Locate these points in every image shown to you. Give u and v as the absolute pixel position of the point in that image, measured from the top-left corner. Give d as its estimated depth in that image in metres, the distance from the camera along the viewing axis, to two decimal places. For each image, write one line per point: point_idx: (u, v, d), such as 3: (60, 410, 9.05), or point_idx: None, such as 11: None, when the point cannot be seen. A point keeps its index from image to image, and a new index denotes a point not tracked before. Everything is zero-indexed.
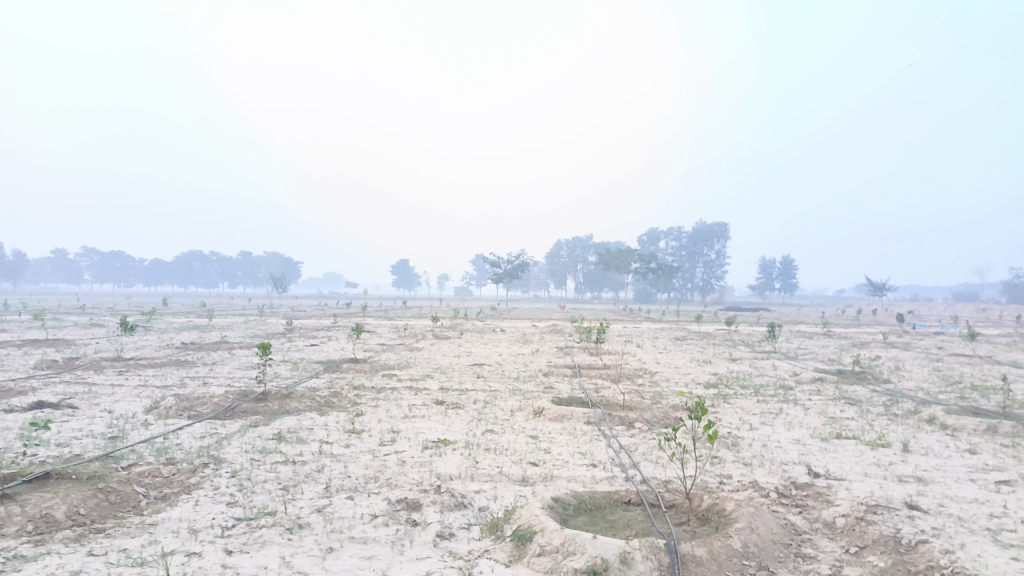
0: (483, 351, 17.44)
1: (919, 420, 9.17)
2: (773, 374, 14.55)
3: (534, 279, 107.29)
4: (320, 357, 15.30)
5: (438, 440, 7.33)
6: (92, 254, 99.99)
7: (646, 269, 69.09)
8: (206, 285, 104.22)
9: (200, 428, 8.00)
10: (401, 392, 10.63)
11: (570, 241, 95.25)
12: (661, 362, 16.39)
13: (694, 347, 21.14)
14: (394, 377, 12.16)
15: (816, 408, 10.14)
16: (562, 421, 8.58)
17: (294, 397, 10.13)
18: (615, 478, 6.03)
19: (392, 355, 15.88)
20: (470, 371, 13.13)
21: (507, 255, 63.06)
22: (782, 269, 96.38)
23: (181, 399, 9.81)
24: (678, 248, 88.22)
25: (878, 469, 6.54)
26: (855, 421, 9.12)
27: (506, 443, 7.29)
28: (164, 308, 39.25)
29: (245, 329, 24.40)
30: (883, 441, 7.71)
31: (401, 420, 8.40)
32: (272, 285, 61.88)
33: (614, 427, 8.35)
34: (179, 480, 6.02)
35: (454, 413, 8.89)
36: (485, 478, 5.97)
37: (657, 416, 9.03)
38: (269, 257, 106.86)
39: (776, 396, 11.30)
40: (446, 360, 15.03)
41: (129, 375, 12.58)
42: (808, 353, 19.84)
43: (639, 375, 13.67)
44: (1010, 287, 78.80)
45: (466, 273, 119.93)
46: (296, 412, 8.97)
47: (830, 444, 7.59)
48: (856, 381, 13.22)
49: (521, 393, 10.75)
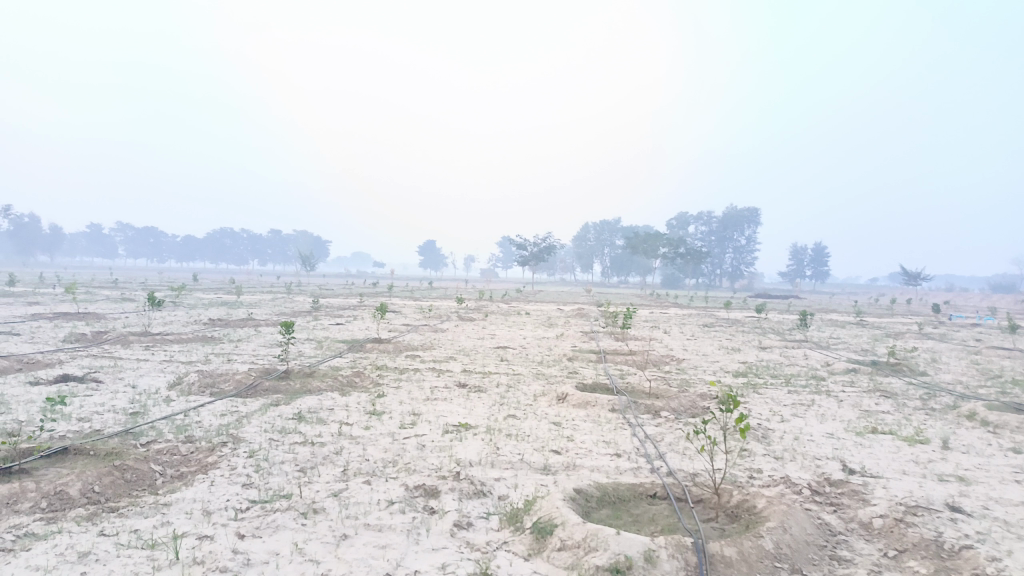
0: (507, 333, 17.28)
1: (959, 416, 8.82)
2: (804, 364, 14.19)
3: (561, 262, 106.88)
4: (344, 335, 15.28)
5: (459, 424, 7.19)
6: (127, 229, 101.74)
7: (675, 254, 68.29)
8: (236, 262, 105.54)
9: (221, 406, 7.95)
10: (424, 373, 10.52)
11: (598, 224, 94.54)
12: (689, 349, 16.10)
13: (722, 334, 20.79)
14: (417, 358, 12.07)
15: (849, 400, 9.82)
16: (586, 408, 8.40)
17: (316, 376, 10.08)
18: (640, 469, 5.83)
19: (416, 335, 15.82)
20: (494, 354, 13.00)
21: (533, 238, 62.72)
22: (814, 257, 94.75)
23: (205, 375, 9.80)
24: (707, 233, 87.13)
25: (917, 466, 6.26)
26: (891, 415, 8.79)
27: (529, 429, 7.11)
28: (193, 283, 39.73)
29: (272, 307, 24.51)
30: (921, 437, 7.40)
31: (423, 402, 8.28)
32: (300, 263, 62.27)
33: (640, 415, 8.14)
34: (196, 458, 5.94)
35: (476, 397, 8.75)
36: (506, 466, 5.81)
37: (684, 405, 8.79)
38: (299, 235, 107.74)
39: (807, 387, 10.98)
40: (470, 342, 14.89)
41: (154, 350, 12.65)
42: (840, 342, 19.38)
43: (667, 362, 13.41)
44: None
45: (493, 256, 119.92)
46: (318, 391, 8.91)
47: (865, 439, 7.30)
48: (891, 373, 12.83)
49: (545, 377, 10.59)
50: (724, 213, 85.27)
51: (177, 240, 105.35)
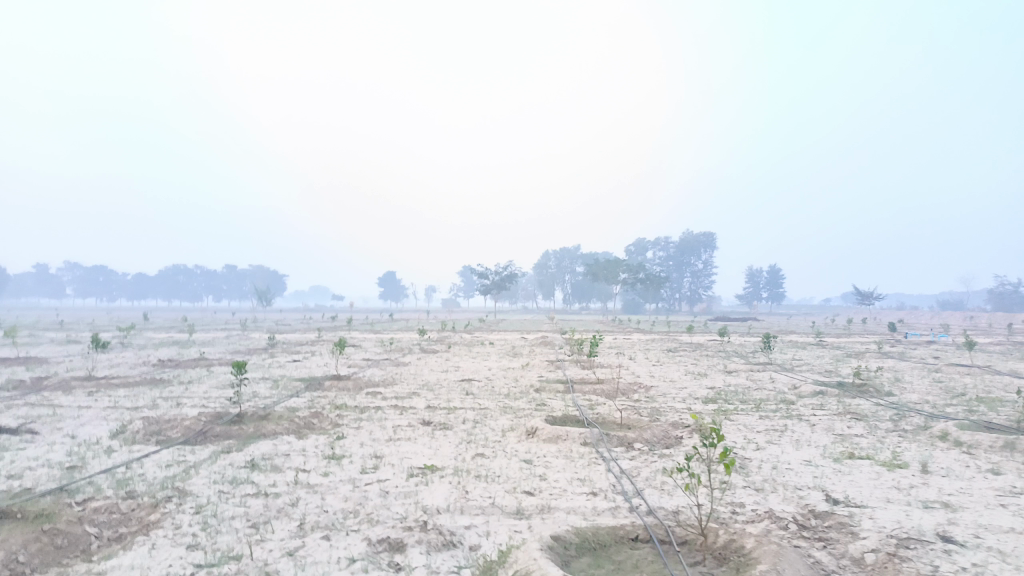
0: (471, 365, 16.85)
1: (931, 437, 8.72)
2: (772, 388, 14.08)
3: (522, 290, 106.82)
4: (302, 373, 14.70)
5: (425, 466, 6.79)
6: (75, 268, 98.68)
7: (635, 279, 68.76)
8: (191, 299, 103.08)
9: (167, 455, 7.41)
10: (386, 411, 10.06)
11: (558, 252, 94.89)
12: (656, 376, 15.90)
13: (688, 359, 20.70)
14: (379, 395, 11.61)
15: (822, 425, 9.66)
16: (557, 443, 8.06)
17: (272, 418, 9.55)
18: (618, 509, 5.52)
19: (377, 371, 15.31)
20: (459, 388, 12.58)
21: (495, 267, 62.44)
22: (769, 278, 96.47)
23: (150, 422, 9.19)
24: (666, 258, 88.14)
25: (900, 493, 6.06)
26: (866, 439, 8.64)
27: (499, 469, 6.75)
28: (144, 323, 38.42)
29: (226, 345, 23.68)
30: (898, 462, 7.24)
31: (385, 443, 7.84)
32: (256, 299, 60.96)
33: (613, 449, 7.84)
34: (137, 517, 5.44)
35: (442, 435, 8.35)
36: (477, 511, 5.44)
37: (658, 436, 8.51)
38: (255, 270, 105.77)
39: (778, 412, 10.83)
40: (434, 376, 14.44)
41: (98, 395, 11.93)
42: (804, 364, 19.42)
43: (635, 390, 13.16)
44: (995, 294, 79.12)
45: (454, 286, 119.41)
46: (273, 435, 8.41)
47: (844, 466, 7.10)
48: (859, 395, 12.78)
49: (513, 411, 10.23)
50: (681, 238, 86.43)
51: (129, 278, 102.63)
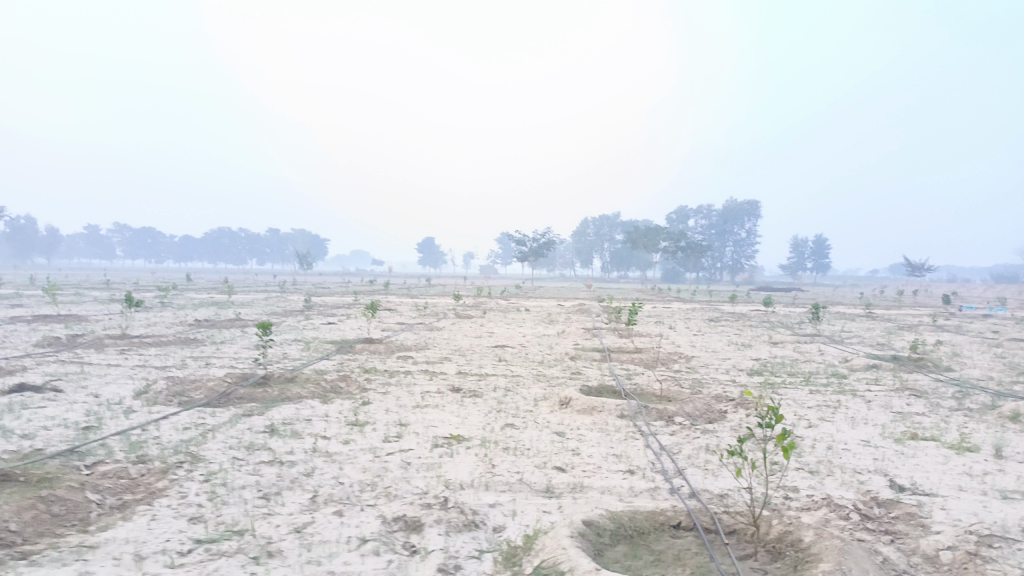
0: (506, 331, 16.44)
1: (1000, 417, 8.01)
2: (821, 361, 13.36)
3: (561, 257, 106.20)
4: (334, 336, 14.45)
5: (450, 436, 6.40)
6: (124, 229, 100.99)
7: (676, 248, 67.41)
8: (234, 262, 104.92)
9: (185, 418, 7.14)
10: (415, 376, 9.72)
11: (597, 220, 93.78)
12: (697, 345, 15.29)
13: (730, 329, 19.99)
14: (410, 360, 11.26)
15: (878, 401, 9.00)
16: (592, 414, 7.60)
17: (298, 381, 9.28)
18: (658, 491, 5.05)
19: (410, 334, 14.99)
20: (492, 354, 12.19)
21: (532, 233, 61.72)
22: (814, 249, 93.93)
23: (175, 383, 8.97)
24: (707, 227, 86.42)
25: (973, 480, 5.44)
26: (927, 417, 7.99)
27: (529, 441, 6.30)
28: (186, 284, 38.93)
29: (262, 306, 23.71)
30: (969, 444, 6.59)
31: (411, 410, 7.46)
32: (297, 263, 61.54)
33: (652, 422, 7.34)
34: (145, 484, 5.14)
35: (471, 403, 7.95)
36: (503, 488, 5.01)
37: (700, 410, 7.98)
38: (297, 234, 106.87)
39: (829, 386, 10.18)
40: (467, 341, 14.06)
41: (129, 354, 11.81)
42: (854, 336, 18.59)
43: (676, 361, 12.59)
44: None
45: (493, 252, 119.23)
46: (296, 399, 8.11)
47: (906, 448, 6.49)
48: (916, 370, 12.01)
49: (547, 379, 9.79)
50: (724, 206, 84.50)
51: (176, 240, 104.96)
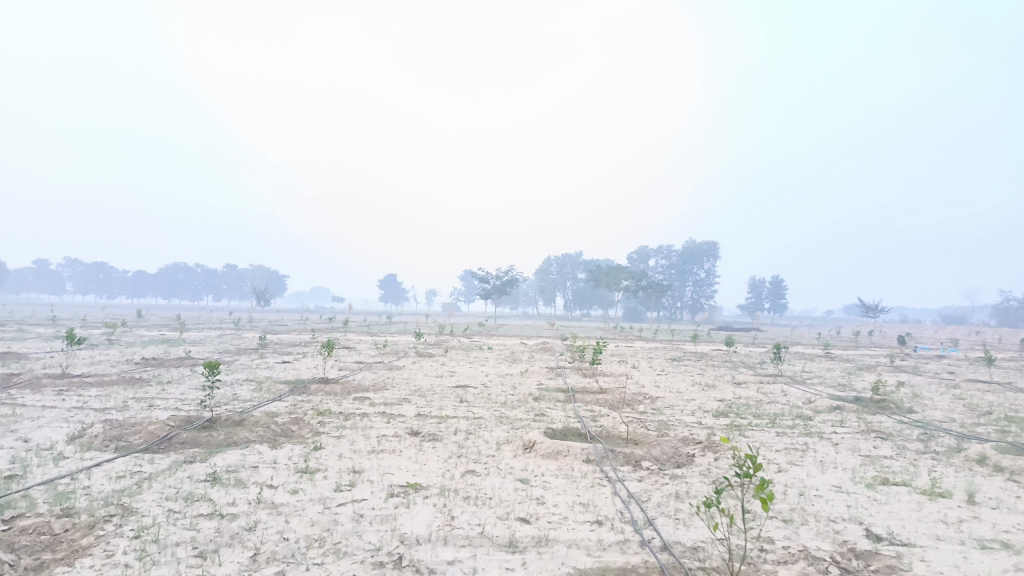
0: (468, 371, 16.07)
1: (968, 461, 7.91)
2: (785, 401, 13.28)
3: (523, 296, 106.24)
4: (289, 376, 13.90)
5: (407, 484, 6.03)
6: (75, 264, 98.09)
7: (637, 287, 67.95)
8: (190, 298, 102.50)
9: (121, 465, 6.63)
10: (372, 419, 9.30)
11: (560, 259, 94.24)
12: (662, 386, 15.11)
13: (693, 369, 19.92)
14: (367, 401, 10.81)
15: (846, 444, 8.87)
16: (557, 459, 7.30)
17: (247, 424, 8.78)
18: (627, 544, 4.75)
19: (369, 374, 14.52)
20: (453, 395, 11.81)
21: (495, 271, 61.57)
22: (771, 289, 95.66)
23: (113, 426, 8.40)
24: (668, 267, 87.49)
25: (950, 529, 5.25)
26: (895, 461, 7.85)
27: (491, 490, 5.96)
28: (137, 319, 37.68)
29: (216, 344, 22.92)
30: (941, 489, 6.44)
31: (367, 456, 7.07)
32: (255, 300, 60.29)
33: (619, 468, 7.06)
34: (68, 540, 4.66)
35: (430, 447, 7.58)
36: (462, 543, 4.66)
37: (667, 453, 7.73)
38: (256, 270, 105.08)
39: (795, 428, 10.05)
40: (427, 381, 13.65)
41: (67, 395, 11.12)
42: (815, 377, 18.69)
43: (641, 402, 12.36)
44: (1000, 309, 78.38)
45: (455, 290, 118.74)
46: (244, 444, 7.63)
47: (879, 494, 6.32)
48: (879, 411, 11.98)
49: (510, 421, 9.46)
50: (684, 247, 85.78)
51: (130, 275, 102.32)
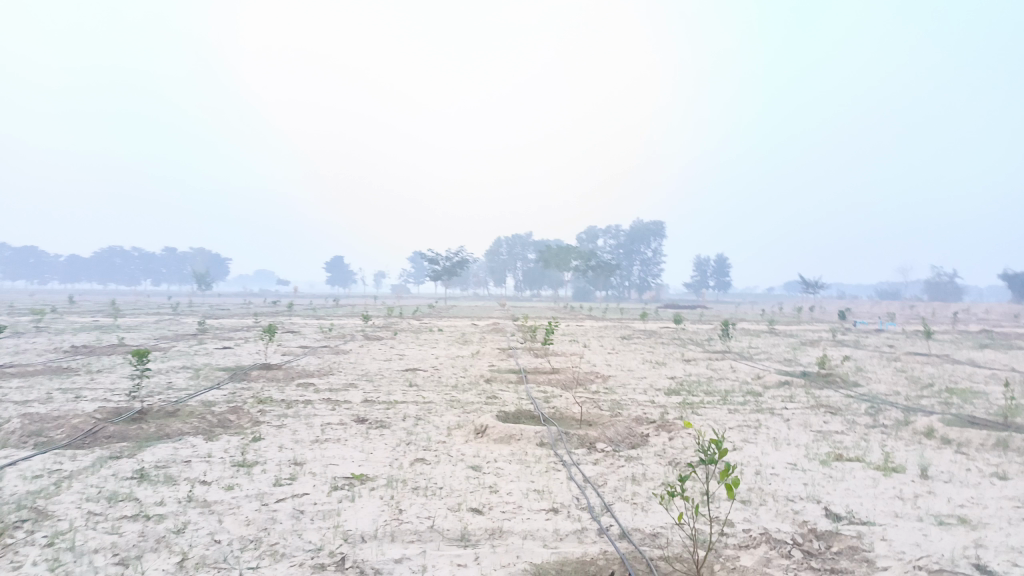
0: (417, 353, 15.69)
1: (916, 434, 7.97)
2: (735, 378, 13.34)
3: (473, 276, 105.78)
4: (229, 363, 13.30)
5: (352, 476, 5.70)
6: (1, 249, 93.34)
7: (586, 267, 68.26)
8: (127, 283, 98.80)
9: (39, 464, 6.10)
10: (316, 406, 8.89)
11: (509, 239, 93.90)
12: (613, 365, 15.01)
13: (643, 346, 19.95)
14: (311, 387, 10.37)
15: (797, 420, 8.88)
16: (509, 444, 7.06)
17: (182, 415, 8.28)
18: (585, 533, 4.53)
19: (313, 359, 14.02)
20: (402, 379, 11.47)
21: (444, 253, 60.88)
22: (716, 267, 97.45)
23: (32, 421, 7.78)
24: (616, 246, 88.18)
25: (907, 506, 5.19)
26: (847, 436, 7.86)
27: (441, 479, 5.68)
28: (68, 306, 35.84)
29: (151, 330, 21.94)
30: (893, 464, 6.43)
31: (310, 446, 6.69)
32: (196, 285, 58.41)
33: (573, 451, 6.86)
34: None
35: (376, 435, 7.24)
36: (411, 539, 4.37)
37: (622, 434, 7.56)
38: (197, 253, 101.86)
39: (747, 405, 10.04)
40: (374, 365, 13.24)
41: None
42: (762, 352, 18.94)
43: (593, 381, 12.22)
44: (931, 284, 81.58)
45: (404, 272, 117.47)
46: (177, 436, 7.15)
47: (834, 470, 6.27)
48: (826, 386, 12.12)
49: (460, 405, 9.18)
50: (632, 226, 86.53)
51: (62, 260, 98.14)
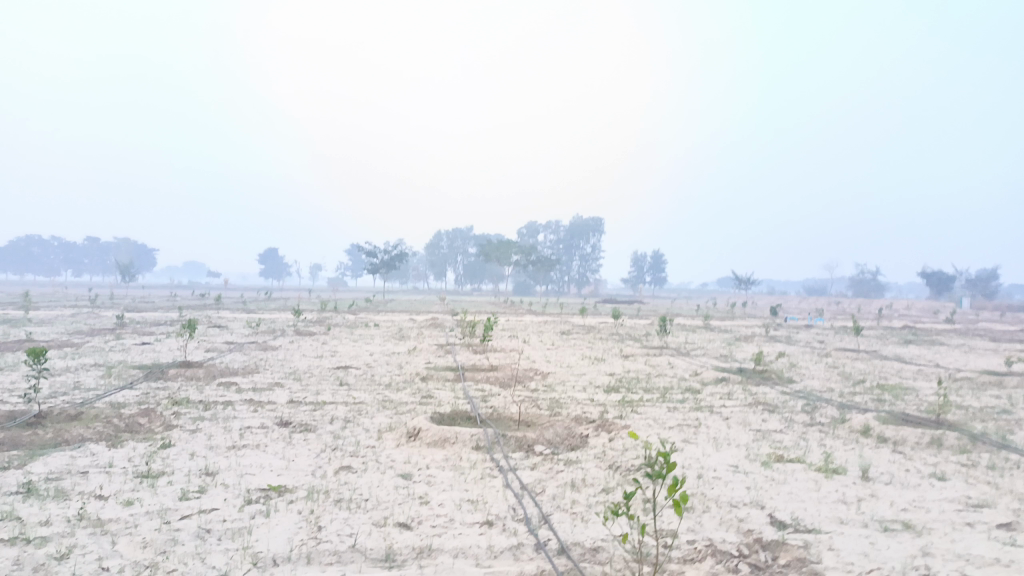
0: (351, 350, 15.10)
1: (852, 433, 7.95)
2: (673, 374, 13.29)
3: (412, 270, 104.50)
4: (145, 360, 12.46)
5: (268, 487, 5.22)
6: None
7: (526, 261, 68.17)
8: (45, 273, 93.76)
9: None
10: (237, 407, 8.32)
11: (450, 233, 93.06)
12: (553, 361, 14.77)
13: (582, 342, 19.84)
14: (234, 387, 9.75)
15: (736, 418, 8.78)
16: (443, 448, 6.69)
17: (86, 419, 7.60)
18: (521, 549, 4.19)
19: (239, 356, 13.31)
20: (332, 377, 10.94)
21: (383, 245, 59.73)
22: (652, 263, 98.96)
23: None
24: (556, 242, 88.52)
25: (851, 511, 5.05)
26: (786, 436, 7.78)
27: (367, 488, 5.26)
28: None
29: (65, 324, 20.59)
30: (834, 466, 6.33)
31: (225, 453, 6.17)
32: (119, 276, 55.65)
33: (510, 454, 6.54)
34: None
35: (300, 440, 6.74)
36: (329, 561, 3.95)
37: (561, 436, 7.26)
38: (122, 243, 97.36)
39: (687, 402, 9.92)
40: (304, 363, 12.62)
41: None
42: (699, 348, 19.06)
43: (532, 379, 11.92)
44: (855, 280, 84.76)
45: (341, 264, 115.16)
46: (76, 444, 6.50)
47: (776, 472, 6.12)
48: (763, 382, 12.16)
49: (393, 405, 8.74)
50: (572, 221, 86.94)
51: None
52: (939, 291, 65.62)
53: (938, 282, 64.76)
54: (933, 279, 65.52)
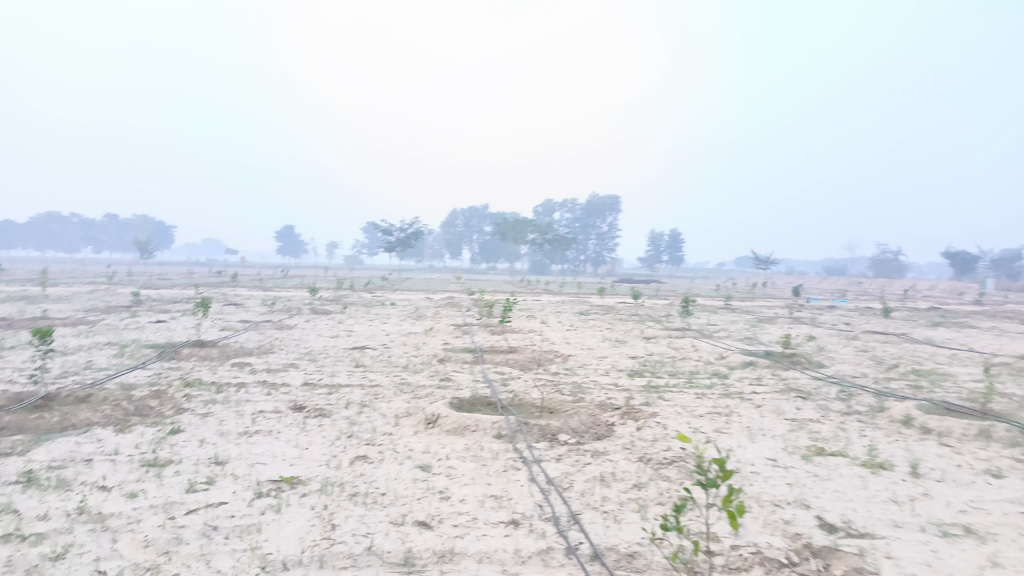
0: (366, 330, 14.81)
1: (893, 423, 7.53)
2: (698, 358, 12.88)
3: (429, 248, 104.25)
4: (159, 339, 12.23)
5: (280, 479, 4.92)
6: None
7: (543, 239, 67.51)
8: (65, 249, 94.47)
9: None
10: (250, 390, 8.04)
11: (466, 211, 92.55)
12: (573, 343, 14.39)
13: (603, 323, 19.44)
14: (247, 368, 9.48)
15: (768, 406, 8.39)
16: (462, 436, 6.37)
17: (95, 401, 7.34)
18: (551, 554, 3.86)
19: (254, 336, 13.06)
20: (348, 358, 10.65)
21: (399, 223, 59.34)
22: (670, 242, 98.00)
23: None
24: (573, 220, 87.82)
25: (905, 513, 4.66)
26: (824, 426, 7.37)
27: (384, 481, 4.95)
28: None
29: (83, 302, 20.48)
30: (880, 460, 5.93)
31: (235, 441, 5.88)
32: (137, 253, 55.67)
33: (533, 444, 6.20)
34: None
35: (313, 426, 6.44)
36: (343, 565, 3.64)
37: (586, 424, 6.91)
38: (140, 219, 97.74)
39: (715, 388, 9.53)
40: (319, 343, 12.35)
41: None
42: (721, 329, 18.59)
43: (552, 361, 11.57)
44: (876, 261, 83.44)
45: (358, 243, 115.13)
46: (81, 429, 6.24)
47: (818, 467, 5.74)
48: (792, 367, 11.71)
49: (410, 389, 8.43)
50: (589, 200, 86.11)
51: None
52: (962, 271, 64.36)
53: (961, 263, 63.46)
54: (956, 260, 64.25)
